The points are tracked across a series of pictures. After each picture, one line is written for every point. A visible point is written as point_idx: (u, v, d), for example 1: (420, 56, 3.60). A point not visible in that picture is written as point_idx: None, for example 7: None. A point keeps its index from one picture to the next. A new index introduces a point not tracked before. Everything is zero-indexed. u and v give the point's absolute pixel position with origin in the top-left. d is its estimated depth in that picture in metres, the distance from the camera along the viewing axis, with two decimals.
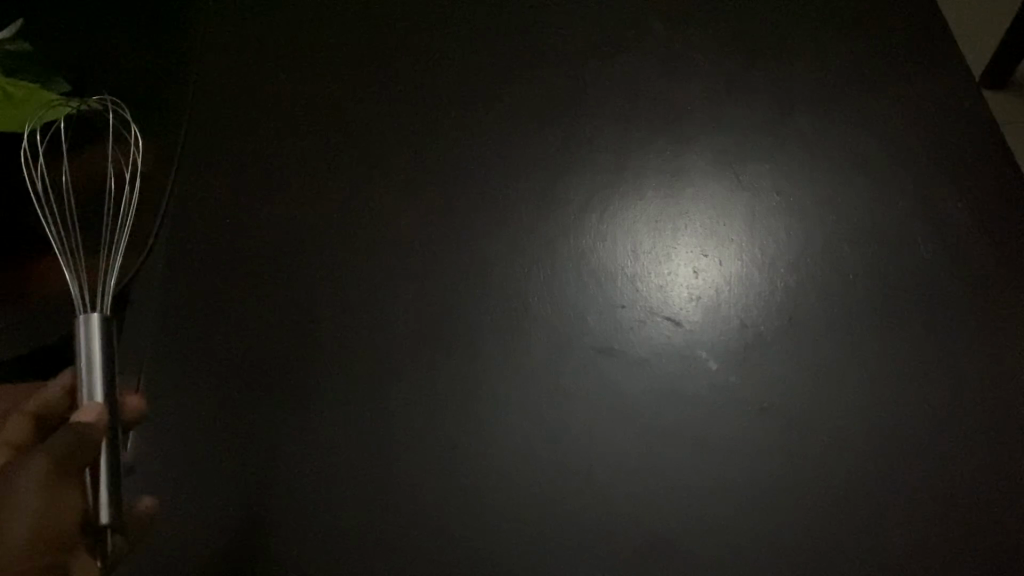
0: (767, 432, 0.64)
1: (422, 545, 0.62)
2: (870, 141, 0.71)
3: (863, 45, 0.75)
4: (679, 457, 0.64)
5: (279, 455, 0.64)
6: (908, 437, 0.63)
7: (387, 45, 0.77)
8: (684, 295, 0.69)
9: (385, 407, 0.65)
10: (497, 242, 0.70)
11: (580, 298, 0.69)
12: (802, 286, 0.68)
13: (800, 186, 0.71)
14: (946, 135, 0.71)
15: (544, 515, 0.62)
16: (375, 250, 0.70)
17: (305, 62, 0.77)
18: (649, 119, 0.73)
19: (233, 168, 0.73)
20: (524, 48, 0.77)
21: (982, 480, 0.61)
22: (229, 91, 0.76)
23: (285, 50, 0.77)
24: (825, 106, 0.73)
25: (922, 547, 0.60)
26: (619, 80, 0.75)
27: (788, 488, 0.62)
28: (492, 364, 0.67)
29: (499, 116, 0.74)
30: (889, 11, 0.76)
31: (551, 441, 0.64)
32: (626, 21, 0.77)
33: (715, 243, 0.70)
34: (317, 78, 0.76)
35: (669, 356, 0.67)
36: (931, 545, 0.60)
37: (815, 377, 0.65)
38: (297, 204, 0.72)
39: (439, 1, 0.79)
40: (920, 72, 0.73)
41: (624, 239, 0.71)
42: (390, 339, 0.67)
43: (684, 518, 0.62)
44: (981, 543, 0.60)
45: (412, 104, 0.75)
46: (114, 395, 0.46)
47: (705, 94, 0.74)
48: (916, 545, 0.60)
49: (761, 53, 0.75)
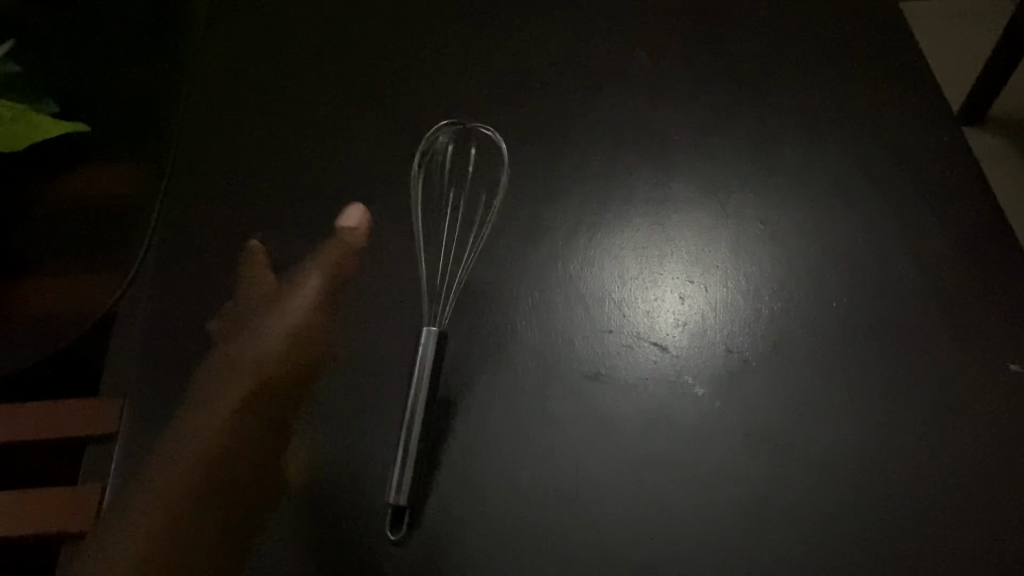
0: (754, 455, 0.63)
1: (400, 560, 0.60)
2: (842, 174, 0.75)
3: (838, 102, 0.79)
4: (668, 481, 0.63)
5: (268, 473, 0.64)
6: (892, 452, 0.63)
7: (388, 94, 0.81)
8: (670, 321, 0.69)
9: (372, 421, 0.65)
10: (486, 272, 0.72)
11: (567, 324, 0.69)
12: (787, 313, 0.69)
13: (780, 217, 0.73)
14: (918, 172, 0.74)
15: (527, 539, 0.61)
16: (359, 285, 0.71)
17: (301, 110, 0.81)
18: (632, 159, 0.77)
19: (220, 204, 0.75)
20: (512, 102, 0.80)
21: (965, 492, 0.61)
22: (223, 135, 0.80)
23: (284, 97, 0.82)
24: (798, 142, 0.77)
25: (902, 553, 0.59)
26: (603, 123, 0.79)
27: (774, 507, 0.61)
28: (482, 389, 0.67)
29: (492, 152, 0.77)
30: (865, 73, 0.80)
31: (538, 464, 0.64)
32: (611, 80, 0.81)
33: (700, 271, 0.71)
34: (310, 126, 0.80)
35: (658, 380, 0.67)
36: (913, 555, 0.59)
37: (799, 400, 0.65)
38: (281, 235, 0.74)
39: (440, 53, 0.84)
40: (896, 126, 0.77)
41: (611, 268, 0.72)
42: (381, 356, 0.68)
43: (671, 539, 0.61)
44: (964, 551, 0.59)
45: (406, 146, 0.78)
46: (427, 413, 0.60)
47: (685, 134, 0.78)
48: (898, 553, 0.59)
49: (740, 110, 0.79)
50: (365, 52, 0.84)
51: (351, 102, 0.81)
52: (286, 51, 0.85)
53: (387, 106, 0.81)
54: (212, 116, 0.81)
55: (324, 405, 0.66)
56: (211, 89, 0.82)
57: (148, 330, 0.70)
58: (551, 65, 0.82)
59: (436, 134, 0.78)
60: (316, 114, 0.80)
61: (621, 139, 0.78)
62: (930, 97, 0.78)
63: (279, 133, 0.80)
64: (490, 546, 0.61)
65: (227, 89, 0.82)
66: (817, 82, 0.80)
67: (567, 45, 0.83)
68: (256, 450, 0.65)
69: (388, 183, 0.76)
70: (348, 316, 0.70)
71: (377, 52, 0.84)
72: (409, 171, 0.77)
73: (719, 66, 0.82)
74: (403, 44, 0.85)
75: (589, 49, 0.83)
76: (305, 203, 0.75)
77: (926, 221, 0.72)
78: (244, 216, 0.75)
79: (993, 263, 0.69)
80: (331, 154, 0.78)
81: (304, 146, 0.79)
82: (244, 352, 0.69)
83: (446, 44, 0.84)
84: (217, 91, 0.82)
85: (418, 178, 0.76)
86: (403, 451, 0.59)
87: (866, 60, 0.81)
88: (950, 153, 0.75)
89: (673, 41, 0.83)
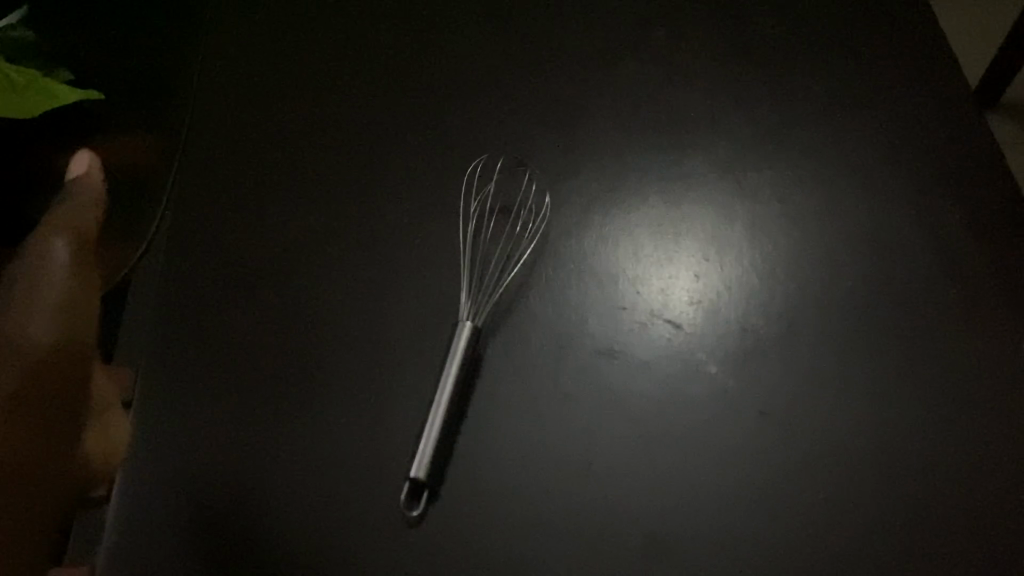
0: (767, 435, 0.63)
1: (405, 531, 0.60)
2: (860, 155, 0.74)
3: (856, 87, 0.78)
4: (680, 459, 0.62)
5: (276, 448, 0.64)
6: (904, 435, 0.62)
7: (405, 77, 0.81)
8: (685, 298, 0.68)
9: (383, 395, 0.65)
10: (500, 245, 0.71)
11: (581, 300, 0.69)
12: (802, 293, 0.68)
13: (796, 197, 0.73)
14: (935, 157, 0.73)
15: (537, 514, 0.60)
16: (371, 266, 0.71)
17: (318, 91, 0.81)
18: (648, 137, 0.76)
19: (238, 186, 0.76)
20: (528, 85, 0.80)
21: (976, 476, 0.60)
22: (241, 117, 0.80)
23: (302, 78, 0.82)
24: (816, 124, 0.76)
25: (910, 538, 0.59)
26: (620, 103, 0.78)
27: (786, 488, 0.61)
28: (494, 361, 0.66)
29: (508, 132, 0.77)
30: (883, 57, 0.79)
31: (551, 439, 0.63)
32: (629, 62, 0.81)
33: (716, 250, 0.71)
34: (327, 107, 0.80)
35: (671, 357, 0.66)
36: (921, 540, 0.59)
37: (814, 380, 0.65)
38: (295, 218, 0.74)
39: (460, 36, 0.84)
40: (914, 112, 0.76)
41: (625, 244, 0.71)
42: (393, 332, 0.68)
43: (682, 518, 0.60)
44: (973, 536, 0.59)
45: (422, 127, 0.78)
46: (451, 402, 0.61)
47: (703, 113, 0.78)
48: (906, 538, 0.59)
49: (757, 92, 0.78)
50: (385, 34, 0.84)
51: (370, 86, 0.81)
52: (302, 31, 0.84)
53: (405, 89, 0.81)
54: (232, 98, 0.81)
55: (335, 381, 0.66)
56: (224, 69, 0.82)
57: (159, 306, 0.70)
58: (567, 48, 0.82)
59: (452, 119, 0.78)
60: (334, 97, 0.81)
61: (637, 120, 0.77)
62: (948, 83, 0.78)
63: (296, 114, 0.80)
64: (500, 521, 0.60)
65: (247, 69, 0.83)
66: (836, 66, 0.80)
67: (586, 28, 0.83)
68: (266, 421, 0.65)
69: (402, 164, 0.76)
70: (360, 294, 0.70)
71: (392, 34, 0.84)
72: (424, 152, 0.76)
73: (737, 48, 0.81)
74: (422, 25, 0.85)
75: (606, 32, 0.83)
76: (317, 186, 0.75)
77: (943, 203, 0.71)
78: (261, 199, 0.75)
79: (1010, 248, 0.69)
80: (349, 139, 0.78)
81: (322, 129, 0.79)
82: (253, 326, 0.69)
83: (466, 26, 0.84)
84: (231, 74, 0.82)
85: (432, 159, 0.76)
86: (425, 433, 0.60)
87: (885, 45, 0.80)
88: (967, 138, 0.74)
89: (690, 23, 0.83)
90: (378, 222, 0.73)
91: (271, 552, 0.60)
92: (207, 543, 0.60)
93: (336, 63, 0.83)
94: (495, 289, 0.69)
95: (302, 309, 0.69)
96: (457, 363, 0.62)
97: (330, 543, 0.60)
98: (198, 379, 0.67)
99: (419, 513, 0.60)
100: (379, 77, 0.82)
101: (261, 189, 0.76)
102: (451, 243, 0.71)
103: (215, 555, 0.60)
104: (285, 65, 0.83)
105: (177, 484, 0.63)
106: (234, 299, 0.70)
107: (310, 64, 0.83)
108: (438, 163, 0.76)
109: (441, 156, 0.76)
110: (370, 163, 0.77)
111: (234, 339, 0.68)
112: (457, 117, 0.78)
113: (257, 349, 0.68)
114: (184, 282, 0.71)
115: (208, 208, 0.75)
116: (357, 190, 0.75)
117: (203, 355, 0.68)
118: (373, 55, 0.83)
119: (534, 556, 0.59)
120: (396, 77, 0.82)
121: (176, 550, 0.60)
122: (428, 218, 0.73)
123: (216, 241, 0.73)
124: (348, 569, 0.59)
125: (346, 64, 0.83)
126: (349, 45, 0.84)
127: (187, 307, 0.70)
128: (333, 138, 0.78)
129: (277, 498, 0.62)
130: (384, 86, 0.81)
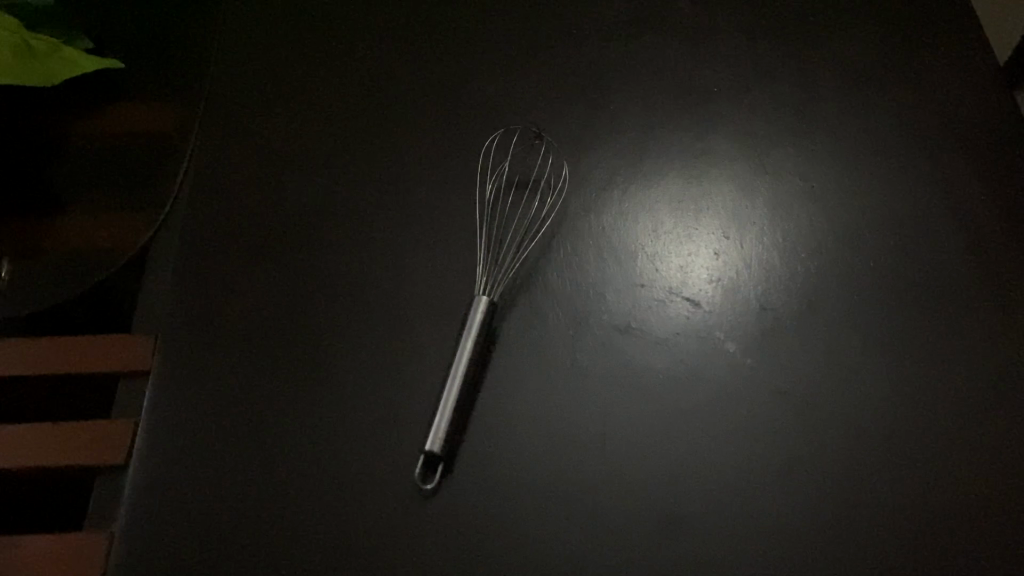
0: (784, 412, 0.62)
1: (415, 505, 0.60)
2: (881, 134, 0.74)
3: (882, 66, 0.78)
4: (695, 436, 0.61)
5: (290, 420, 0.64)
6: (922, 411, 0.61)
7: (428, 54, 0.82)
8: (703, 276, 0.68)
9: (398, 365, 0.65)
10: (519, 224, 0.71)
11: (599, 277, 0.68)
12: (822, 272, 0.67)
13: (819, 175, 0.72)
14: (958, 138, 0.73)
15: (551, 490, 0.60)
16: (388, 238, 0.71)
17: (341, 69, 0.81)
18: (669, 114, 0.76)
19: (256, 160, 0.76)
20: (551, 62, 0.80)
21: (994, 452, 0.59)
22: (264, 93, 0.81)
23: (325, 56, 0.82)
24: (838, 101, 0.76)
25: (924, 511, 0.57)
26: (642, 80, 0.78)
27: (801, 464, 0.60)
28: (511, 338, 0.66)
29: (529, 105, 0.77)
30: (910, 38, 0.79)
31: (566, 415, 0.63)
32: (652, 40, 0.81)
33: (736, 227, 0.70)
34: (349, 84, 0.80)
35: (688, 335, 0.65)
36: (934, 514, 0.57)
37: (833, 358, 0.63)
38: (313, 192, 0.74)
39: (483, 15, 0.84)
40: (938, 92, 0.75)
41: (645, 221, 0.71)
42: (410, 303, 0.68)
43: (697, 495, 0.59)
44: (988, 511, 0.57)
45: (443, 101, 0.78)
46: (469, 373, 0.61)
47: (724, 91, 0.77)
48: (920, 512, 0.57)
49: (781, 70, 0.78)
50: (409, 15, 0.85)
51: (391, 62, 0.81)
52: (329, 17, 0.85)
53: (427, 66, 0.81)
54: (256, 76, 0.82)
55: (349, 354, 0.66)
56: (248, 53, 0.83)
57: (179, 280, 0.71)
58: (591, 28, 0.82)
59: (474, 96, 0.78)
60: (357, 72, 0.81)
61: (659, 96, 0.77)
62: (976, 65, 0.77)
63: (318, 91, 0.80)
64: (508, 498, 0.60)
65: (273, 50, 0.83)
66: (862, 46, 0.79)
67: (611, 9, 0.83)
68: (282, 394, 0.65)
69: (421, 140, 0.76)
70: (378, 266, 0.70)
71: (417, 18, 0.84)
72: (445, 127, 0.76)
73: (762, 29, 0.81)
74: (447, 7, 0.85)
75: (632, 14, 0.83)
76: (335, 160, 0.76)
77: (965, 186, 0.70)
78: (279, 173, 0.75)
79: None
80: (369, 114, 0.78)
81: (343, 103, 0.79)
82: (272, 301, 0.69)
83: (491, 7, 0.85)
84: (255, 56, 0.83)
85: (453, 134, 0.76)
86: (439, 406, 0.60)
87: (914, 26, 0.80)
88: (993, 119, 0.73)
89: (716, 6, 0.83)
90: (395, 194, 0.73)
91: (280, 522, 0.60)
92: (220, 513, 0.61)
93: (358, 43, 0.83)
94: (512, 265, 0.69)
95: (318, 282, 0.69)
96: (473, 337, 0.62)
97: (340, 514, 0.60)
98: (218, 353, 0.67)
99: (434, 486, 0.60)
100: (401, 54, 0.82)
101: (280, 162, 0.76)
102: (470, 216, 0.71)
103: (227, 525, 0.60)
104: (311, 45, 0.83)
105: (193, 455, 0.63)
106: (254, 275, 0.70)
107: (335, 44, 0.83)
108: (458, 138, 0.76)
109: (460, 131, 0.76)
110: (390, 137, 0.76)
111: (250, 313, 0.69)
112: (478, 93, 0.78)
113: (275, 322, 0.68)
114: (205, 258, 0.72)
115: (227, 183, 0.75)
116: (376, 163, 0.75)
117: (223, 330, 0.68)
118: (396, 35, 0.83)
119: (542, 532, 0.58)
120: (418, 54, 0.82)
121: (190, 520, 0.61)
122: (447, 191, 0.73)
123: (235, 214, 0.74)
124: (358, 540, 0.59)
125: (368, 43, 0.83)
126: (372, 25, 0.84)
127: (209, 283, 0.70)
128: (354, 112, 0.78)
129: (288, 472, 0.62)
130: (407, 62, 0.81)
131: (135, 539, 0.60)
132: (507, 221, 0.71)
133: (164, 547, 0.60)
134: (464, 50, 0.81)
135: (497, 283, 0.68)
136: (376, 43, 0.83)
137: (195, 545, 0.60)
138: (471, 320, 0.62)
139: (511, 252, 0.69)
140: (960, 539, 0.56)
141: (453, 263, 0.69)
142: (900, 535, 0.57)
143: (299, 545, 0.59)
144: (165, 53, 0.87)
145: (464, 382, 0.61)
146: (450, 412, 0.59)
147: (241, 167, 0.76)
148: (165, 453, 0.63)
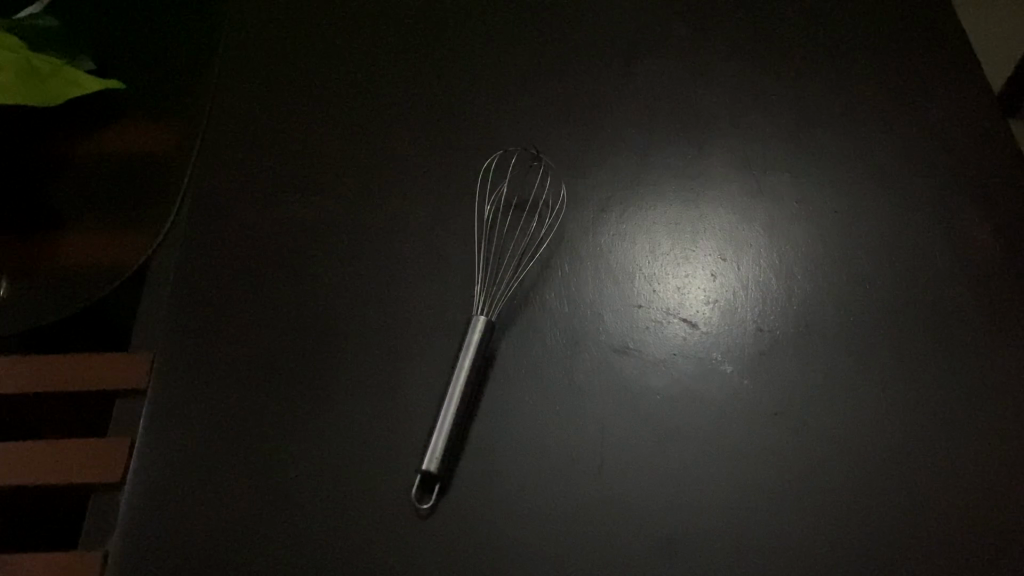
0: (780, 433, 0.62)
1: (410, 522, 0.60)
2: (874, 157, 0.74)
3: (877, 91, 0.78)
4: (693, 456, 0.61)
5: (285, 438, 0.64)
6: (914, 432, 0.61)
7: (426, 75, 0.82)
8: (701, 297, 0.68)
9: (394, 383, 0.65)
10: (518, 244, 0.71)
11: (597, 297, 0.68)
12: (818, 294, 0.67)
13: (816, 197, 0.72)
14: (950, 162, 0.73)
15: (548, 510, 0.60)
16: (384, 257, 0.71)
17: (338, 90, 0.82)
18: (665, 135, 0.77)
19: (254, 180, 0.77)
20: (548, 83, 0.80)
21: (986, 473, 0.59)
22: (262, 113, 0.81)
23: (323, 77, 0.83)
24: (832, 124, 0.76)
25: (915, 531, 0.57)
26: (638, 102, 0.79)
27: (797, 484, 0.60)
28: (510, 358, 0.66)
29: (526, 126, 0.77)
30: (903, 62, 0.80)
31: (564, 434, 0.63)
32: (647, 62, 0.81)
33: (733, 248, 0.70)
34: (346, 105, 0.81)
35: (687, 356, 0.65)
36: (926, 534, 0.57)
37: (828, 380, 0.64)
38: (310, 213, 0.74)
39: (481, 37, 0.85)
40: (930, 115, 0.76)
41: (642, 242, 0.71)
42: (406, 321, 0.68)
43: (695, 514, 0.59)
44: (979, 531, 0.57)
45: (441, 121, 0.79)
46: (467, 392, 0.61)
47: (720, 113, 0.78)
48: (913, 532, 0.57)
49: (775, 93, 0.79)
50: (408, 36, 0.86)
51: (389, 84, 0.82)
52: (328, 39, 0.86)
53: (425, 86, 0.81)
54: (255, 96, 0.82)
55: (344, 372, 0.66)
56: (249, 75, 0.84)
57: (177, 299, 0.71)
58: (589, 51, 0.82)
59: (471, 116, 0.79)
60: (354, 94, 0.82)
61: (656, 117, 0.78)
62: (969, 92, 0.77)
63: (316, 111, 0.81)
64: (505, 518, 0.60)
65: (272, 71, 0.84)
66: (858, 70, 0.80)
67: (608, 31, 0.84)
68: (277, 413, 0.65)
69: (419, 161, 0.76)
70: (376, 285, 0.70)
71: (415, 40, 0.85)
72: (442, 150, 0.77)
73: (758, 51, 0.82)
74: (445, 30, 0.86)
75: (628, 36, 0.83)
76: (332, 181, 0.76)
77: (959, 210, 0.71)
78: (277, 193, 0.76)
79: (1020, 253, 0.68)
80: (366, 135, 0.79)
81: (341, 124, 0.80)
82: (270, 320, 0.69)
83: (488, 29, 0.85)
84: (257, 78, 0.84)
85: (451, 155, 0.76)
86: (436, 424, 0.60)
87: (907, 50, 0.80)
88: (984, 144, 0.74)
89: (713, 29, 0.84)
90: (392, 215, 0.73)
91: (274, 539, 0.60)
92: (216, 529, 0.61)
93: (357, 64, 0.84)
94: (510, 286, 0.69)
95: (313, 300, 0.70)
96: (471, 356, 0.62)
97: (335, 531, 0.60)
98: (214, 372, 0.67)
99: (431, 506, 0.60)
100: (398, 76, 0.82)
101: (278, 182, 0.76)
102: (467, 237, 0.71)
103: (221, 542, 0.60)
104: (311, 66, 0.84)
105: (189, 472, 0.63)
106: (254, 294, 0.71)
107: (334, 64, 0.84)
108: (456, 159, 0.76)
109: (457, 151, 0.76)
110: (388, 157, 0.77)
111: (246, 331, 0.69)
112: (477, 113, 0.79)
113: (273, 341, 0.68)
114: (200, 276, 0.72)
115: (225, 203, 0.76)
116: (373, 184, 0.75)
117: (221, 348, 0.68)
118: (395, 56, 0.84)
119: (540, 551, 0.58)
120: (416, 75, 0.82)
121: (186, 537, 0.61)
122: (444, 211, 0.73)
123: (233, 234, 0.74)
124: (353, 557, 0.59)
125: (366, 64, 0.84)
126: (371, 47, 0.85)
127: (207, 301, 0.71)
128: (351, 132, 0.79)
129: (283, 490, 0.62)
130: (406, 83, 0.82)
131: (130, 556, 0.60)
132: (506, 243, 0.71)
133: (158, 563, 0.60)
134: (462, 72, 0.82)
135: (496, 303, 0.68)
136: (374, 65, 0.83)
137: (190, 561, 0.60)
138: (470, 338, 0.62)
139: (510, 272, 0.70)
140: (952, 559, 0.56)
141: (451, 282, 0.69)
142: (893, 554, 0.57)
143: (292, 563, 0.59)
144: (168, 76, 0.88)
145: (463, 401, 0.61)
146: (448, 431, 0.59)
147: (239, 187, 0.77)
148: (161, 470, 0.63)
